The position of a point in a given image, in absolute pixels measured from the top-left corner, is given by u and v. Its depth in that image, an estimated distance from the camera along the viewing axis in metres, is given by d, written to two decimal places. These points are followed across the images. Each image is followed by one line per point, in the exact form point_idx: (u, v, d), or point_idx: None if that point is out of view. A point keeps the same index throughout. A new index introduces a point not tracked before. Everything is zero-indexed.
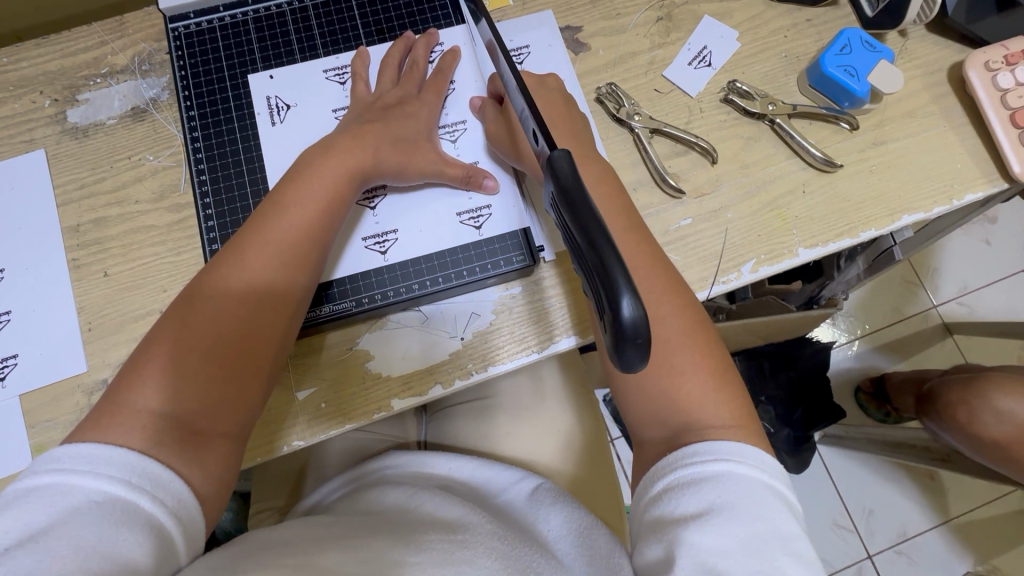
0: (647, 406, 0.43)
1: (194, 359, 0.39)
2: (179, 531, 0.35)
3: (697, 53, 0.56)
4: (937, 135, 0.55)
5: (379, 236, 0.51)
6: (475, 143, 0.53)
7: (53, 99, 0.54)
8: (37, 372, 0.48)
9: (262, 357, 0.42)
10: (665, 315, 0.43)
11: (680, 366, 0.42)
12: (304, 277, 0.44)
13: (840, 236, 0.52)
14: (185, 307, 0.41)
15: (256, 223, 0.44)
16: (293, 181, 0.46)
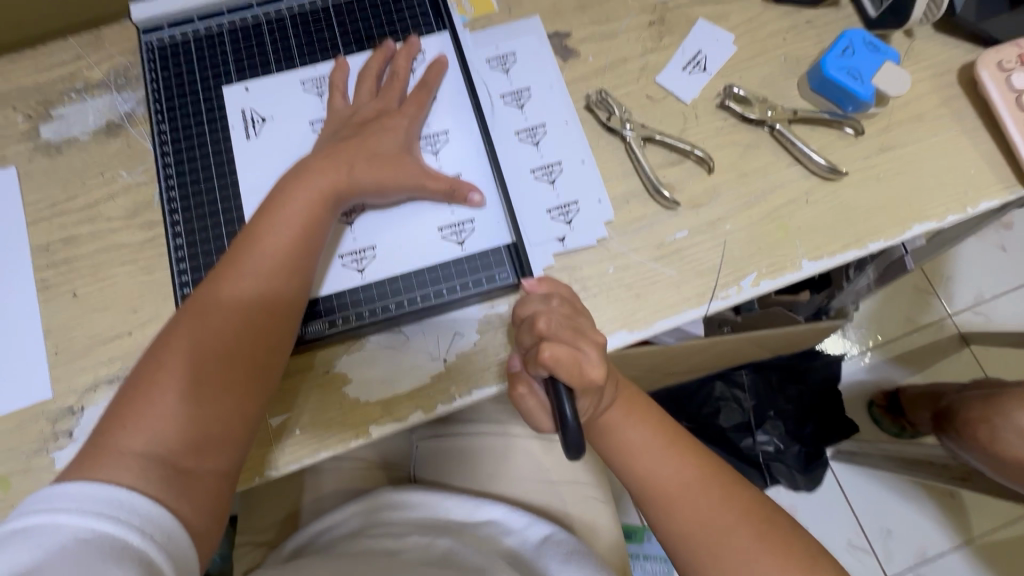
0: (711, 572, 0.41)
1: (181, 394, 0.38)
2: (168, 567, 0.33)
3: (692, 58, 0.54)
4: (948, 139, 0.52)
5: (356, 255, 0.48)
6: (459, 157, 0.51)
7: (27, 115, 0.53)
8: (2, 398, 0.46)
9: (254, 379, 0.41)
10: (692, 484, 0.43)
11: (738, 537, 0.41)
12: (289, 301, 0.43)
13: (846, 247, 0.49)
14: (174, 334, 0.40)
15: (238, 250, 0.43)
16: (274, 203, 0.44)
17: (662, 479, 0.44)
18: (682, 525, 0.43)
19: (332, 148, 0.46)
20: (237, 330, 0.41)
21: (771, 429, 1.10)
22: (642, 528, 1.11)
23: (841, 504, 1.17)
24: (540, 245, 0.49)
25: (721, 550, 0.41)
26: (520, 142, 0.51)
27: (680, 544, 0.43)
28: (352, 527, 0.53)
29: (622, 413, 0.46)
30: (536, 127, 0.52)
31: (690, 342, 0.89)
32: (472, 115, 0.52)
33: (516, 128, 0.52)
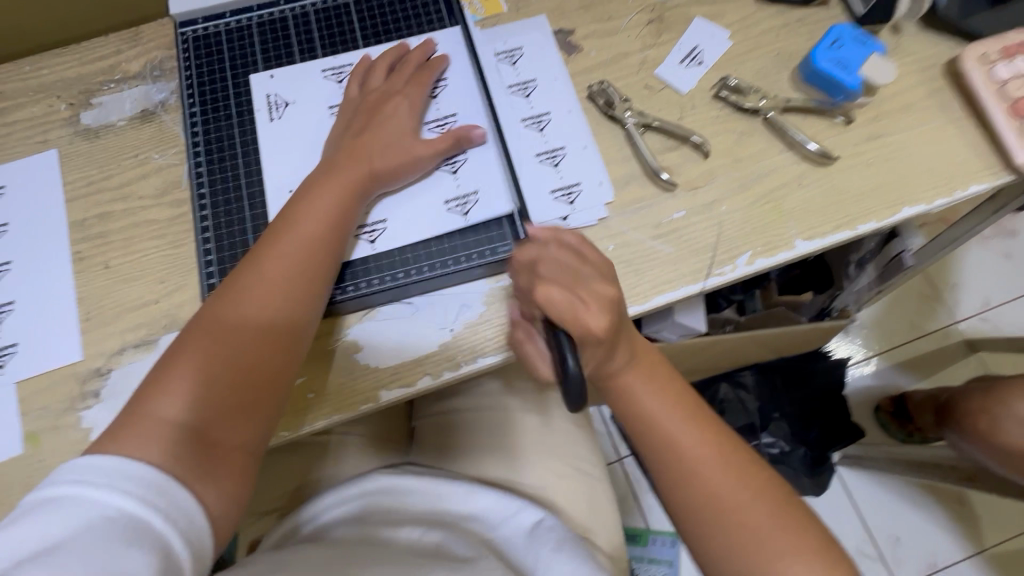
0: (737, 556, 0.41)
1: (214, 378, 0.41)
2: (188, 553, 0.34)
3: (688, 52, 0.57)
4: (936, 127, 0.54)
5: (366, 231, 0.51)
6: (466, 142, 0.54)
7: (69, 103, 0.57)
8: (35, 360, 0.49)
9: (275, 361, 0.43)
10: (705, 458, 0.43)
11: (754, 518, 0.41)
12: (316, 296, 0.45)
13: (838, 228, 0.51)
14: (204, 319, 0.43)
15: (269, 243, 0.45)
16: (303, 200, 0.47)
17: (675, 451, 0.44)
18: (697, 503, 0.43)
19: (352, 146, 0.49)
20: (260, 315, 0.43)
21: (776, 431, 1.10)
22: (647, 531, 1.11)
23: (849, 511, 1.16)
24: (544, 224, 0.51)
25: (740, 530, 0.41)
26: (525, 129, 0.54)
27: (693, 522, 0.43)
28: (354, 508, 0.55)
29: (634, 378, 0.46)
30: (541, 116, 0.55)
31: (693, 338, 0.90)
32: (480, 106, 0.55)
33: (521, 116, 0.55)
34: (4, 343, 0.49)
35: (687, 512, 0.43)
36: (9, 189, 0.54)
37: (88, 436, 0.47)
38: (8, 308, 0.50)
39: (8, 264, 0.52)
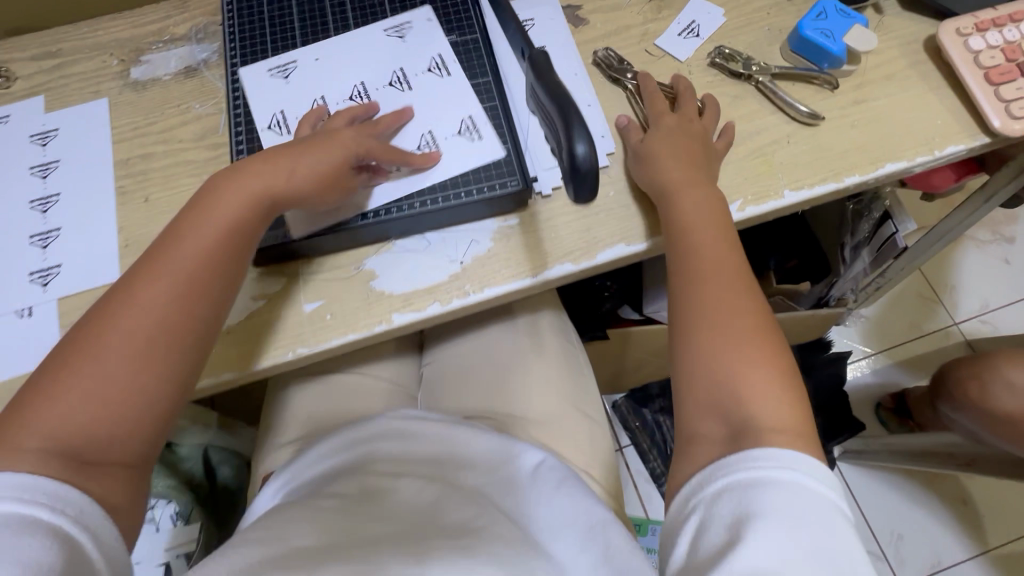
0: (719, 385, 0.44)
1: (41, 390, 0.40)
2: (89, 542, 0.38)
3: (686, 26, 0.62)
4: (916, 94, 0.58)
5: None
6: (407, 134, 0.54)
7: (121, 59, 0.63)
8: (76, 280, 0.53)
9: (178, 382, 0.43)
10: (726, 287, 0.47)
11: (744, 342, 0.45)
12: (204, 305, 0.44)
13: (824, 181, 0.55)
14: (84, 339, 0.42)
15: (150, 257, 0.45)
16: (198, 207, 0.46)
17: (707, 262, 0.48)
18: (704, 312, 0.47)
19: (257, 169, 0.48)
20: (161, 331, 0.43)
21: None
22: (647, 520, 1.12)
23: (850, 506, 1.15)
24: (549, 170, 0.55)
25: (733, 354, 0.44)
26: (457, 136, 0.54)
27: (698, 343, 0.46)
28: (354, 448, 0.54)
29: (692, 194, 0.51)
30: (469, 121, 0.54)
31: None
32: (435, 98, 0.55)
33: (450, 129, 0.54)
34: (49, 264, 0.54)
35: (697, 317, 0.47)
36: (62, 131, 0.59)
37: None
38: (54, 234, 0.55)
39: (57, 196, 0.56)
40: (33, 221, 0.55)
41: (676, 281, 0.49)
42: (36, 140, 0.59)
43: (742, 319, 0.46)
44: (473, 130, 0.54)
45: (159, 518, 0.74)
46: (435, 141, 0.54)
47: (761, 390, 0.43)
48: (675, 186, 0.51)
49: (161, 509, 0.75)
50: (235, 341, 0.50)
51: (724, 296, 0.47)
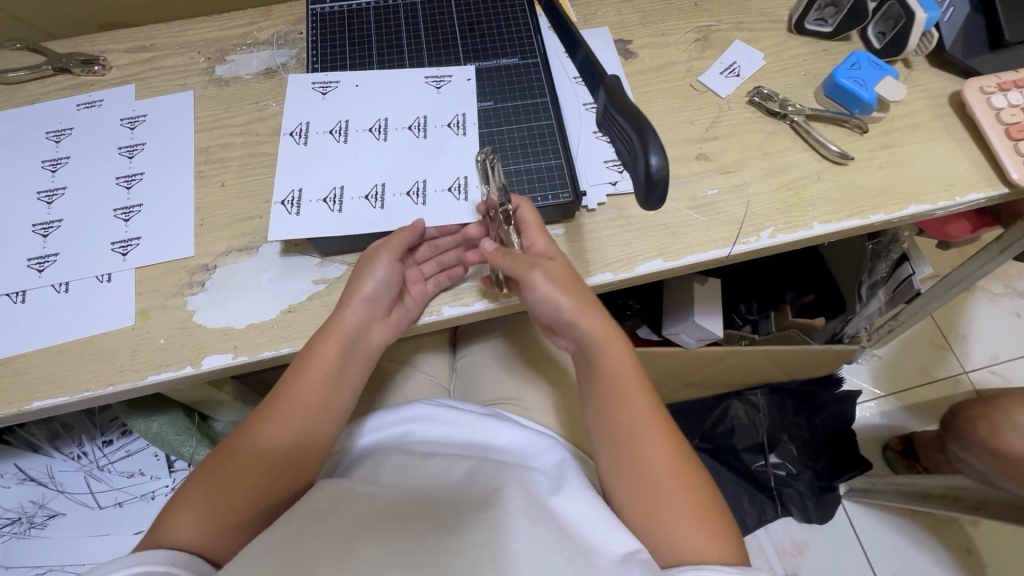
0: (653, 520, 0.48)
1: (199, 490, 0.47)
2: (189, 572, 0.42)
3: (728, 66, 0.67)
4: (939, 144, 0.62)
5: (329, 196, 0.56)
6: (406, 174, 0.57)
7: (207, 57, 0.68)
8: (154, 252, 0.57)
9: (302, 468, 0.50)
10: (657, 443, 0.50)
11: (680, 499, 0.48)
12: (325, 423, 0.52)
13: (852, 216, 0.59)
14: (209, 470, 0.48)
15: (281, 391, 0.51)
16: (312, 350, 0.51)
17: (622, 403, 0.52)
18: (639, 473, 0.49)
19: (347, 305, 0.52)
20: (285, 461, 0.49)
21: (783, 453, 1.11)
22: None
23: (854, 547, 1.14)
24: (596, 185, 0.60)
25: (657, 488, 0.49)
26: (446, 192, 0.56)
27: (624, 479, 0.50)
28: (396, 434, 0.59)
29: (614, 349, 0.53)
30: (462, 182, 0.57)
31: (710, 345, 0.95)
32: (451, 143, 0.58)
33: (442, 184, 0.57)
34: (130, 236, 0.58)
35: (631, 478, 0.50)
36: (149, 117, 0.64)
37: (192, 316, 0.55)
38: (137, 209, 0.59)
39: (141, 175, 0.61)
40: (118, 196, 0.60)
41: (610, 442, 0.51)
42: (126, 124, 0.64)
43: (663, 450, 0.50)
44: (529, 142, 0.59)
45: None
46: (423, 192, 0.56)
47: (700, 545, 0.46)
48: (603, 340, 0.53)
49: None
50: (299, 319, 0.55)
51: (655, 453, 0.50)
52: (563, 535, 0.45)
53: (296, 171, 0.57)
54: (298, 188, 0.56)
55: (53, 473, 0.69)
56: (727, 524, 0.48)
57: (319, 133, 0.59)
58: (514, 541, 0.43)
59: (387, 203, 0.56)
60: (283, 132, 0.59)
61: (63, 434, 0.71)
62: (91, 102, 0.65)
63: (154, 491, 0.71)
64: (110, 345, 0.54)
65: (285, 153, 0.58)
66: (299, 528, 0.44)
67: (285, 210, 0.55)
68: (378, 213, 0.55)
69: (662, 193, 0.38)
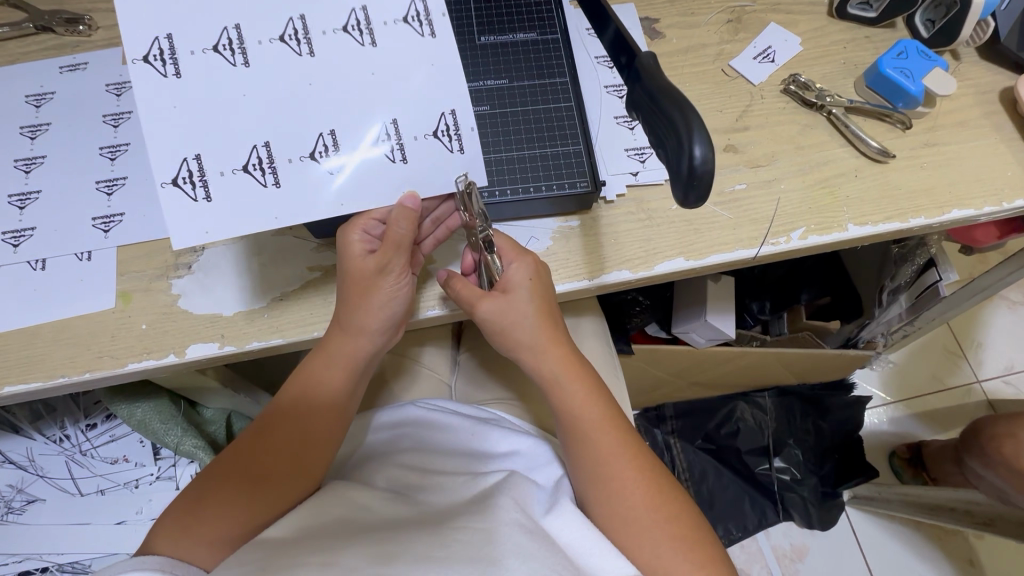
0: (637, 548, 0.46)
1: (194, 495, 0.46)
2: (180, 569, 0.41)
3: (762, 51, 0.62)
4: (988, 144, 0.58)
5: (255, 165, 0.41)
6: (365, 117, 0.43)
7: None
8: (138, 230, 0.53)
9: (295, 475, 0.48)
10: (628, 475, 0.48)
11: (660, 529, 0.46)
12: (322, 430, 0.49)
13: (890, 219, 0.55)
14: (209, 477, 0.47)
15: (286, 397, 0.50)
16: (316, 355, 0.50)
17: (591, 434, 0.49)
18: (614, 509, 0.47)
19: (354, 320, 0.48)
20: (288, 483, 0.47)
21: (788, 457, 1.06)
22: None
23: (856, 554, 1.09)
24: (616, 175, 0.56)
25: (639, 518, 0.47)
26: (430, 138, 0.44)
27: (603, 509, 0.48)
28: (389, 438, 0.57)
29: (571, 386, 0.50)
30: (448, 119, 0.44)
31: (720, 345, 0.91)
32: (421, 64, 0.43)
33: (422, 129, 0.44)
34: (112, 211, 0.54)
35: (606, 513, 0.47)
36: None
37: (177, 301, 0.51)
38: (120, 182, 0.55)
39: (126, 146, 0.57)
40: (101, 168, 0.56)
41: (581, 477, 0.49)
42: (111, 90, 0.59)
43: (637, 480, 0.48)
44: (546, 128, 0.54)
45: (179, 478, 0.67)
46: (397, 141, 0.43)
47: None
48: (562, 378, 0.50)
49: (183, 470, 0.68)
50: (291, 308, 0.51)
51: (626, 486, 0.48)
52: (559, 552, 0.42)
53: (186, 129, 0.40)
54: (199, 155, 0.40)
55: (32, 456, 0.67)
56: (713, 549, 0.47)
57: (190, 54, 0.40)
58: (506, 552, 0.40)
59: (348, 163, 0.43)
60: (133, 59, 0.39)
61: (46, 416, 0.67)
62: (75, 64, 0.60)
63: (139, 479, 0.68)
64: (88, 328, 0.50)
65: (146, 90, 0.39)
66: (284, 539, 0.42)
67: (186, 192, 0.40)
68: (335, 178, 0.43)
69: (704, 189, 0.35)
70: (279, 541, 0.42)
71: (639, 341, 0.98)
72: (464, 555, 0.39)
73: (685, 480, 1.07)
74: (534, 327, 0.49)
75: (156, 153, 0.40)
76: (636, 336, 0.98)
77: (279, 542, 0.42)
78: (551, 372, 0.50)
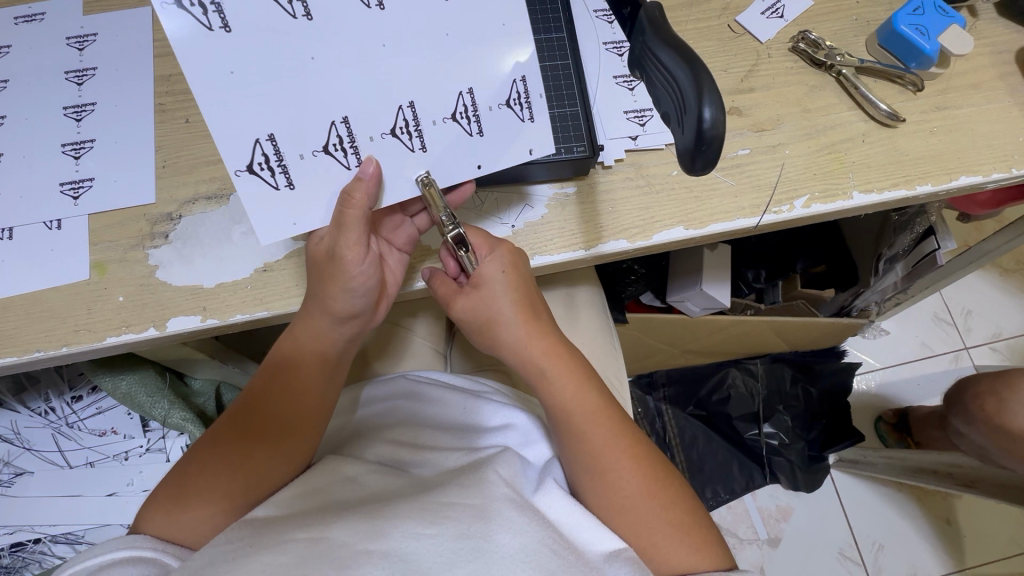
0: (634, 536, 0.46)
1: (176, 480, 0.46)
2: (166, 549, 0.43)
3: (771, 5, 0.58)
4: (1001, 107, 0.55)
5: (334, 146, 0.40)
6: (441, 90, 0.41)
7: None
8: (110, 197, 0.51)
9: (273, 457, 0.47)
10: (626, 466, 0.48)
11: (657, 519, 0.47)
12: (299, 407, 0.48)
13: (895, 186, 0.53)
14: (190, 463, 0.47)
15: (264, 381, 0.49)
16: (292, 334, 0.48)
17: (589, 424, 0.48)
18: (613, 500, 0.47)
19: (323, 311, 0.46)
20: (269, 469, 0.46)
21: (777, 423, 1.06)
22: None
23: (838, 514, 1.13)
24: (614, 139, 0.53)
25: (635, 509, 0.47)
26: (504, 109, 0.42)
27: (598, 500, 0.47)
28: (381, 410, 0.57)
29: (566, 379, 0.48)
30: (519, 87, 0.42)
31: (715, 314, 0.90)
32: (493, 30, 0.41)
33: (495, 99, 0.42)
34: (81, 177, 0.51)
35: (601, 502, 0.47)
36: (101, 37, 0.55)
37: (155, 272, 0.49)
38: (88, 145, 0.52)
39: (92, 106, 0.53)
40: (66, 130, 0.52)
41: (578, 470, 0.48)
42: (72, 44, 0.55)
43: (636, 471, 0.48)
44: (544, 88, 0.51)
45: (169, 450, 0.67)
46: (474, 112, 0.42)
47: (684, 561, 0.46)
48: (554, 374, 0.48)
49: (173, 443, 0.67)
50: (276, 279, 0.49)
51: (622, 476, 0.47)
52: (549, 526, 0.42)
53: (245, 104, 0.38)
54: (271, 135, 0.39)
55: (18, 429, 0.66)
56: (711, 536, 0.48)
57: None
58: (497, 526, 0.40)
59: (430, 138, 0.42)
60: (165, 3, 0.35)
61: (29, 387, 0.67)
62: (31, 14, 0.55)
63: (128, 451, 0.67)
64: (61, 301, 0.48)
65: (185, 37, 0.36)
66: (271, 518, 0.41)
67: (264, 179, 0.40)
68: (420, 155, 0.42)
69: (711, 155, 0.33)
70: (266, 519, 0.41)
71: (633, 309, 0.97)
72: (449, 531, 0.38)
73: (676, 446, 1.09)
74: (519, 319, 0.48)
75: (227, 140, 0.38)
76: (630, 305, 0.97)
77: (268, 520, 0.41)
78: (545, 367, 0.48)
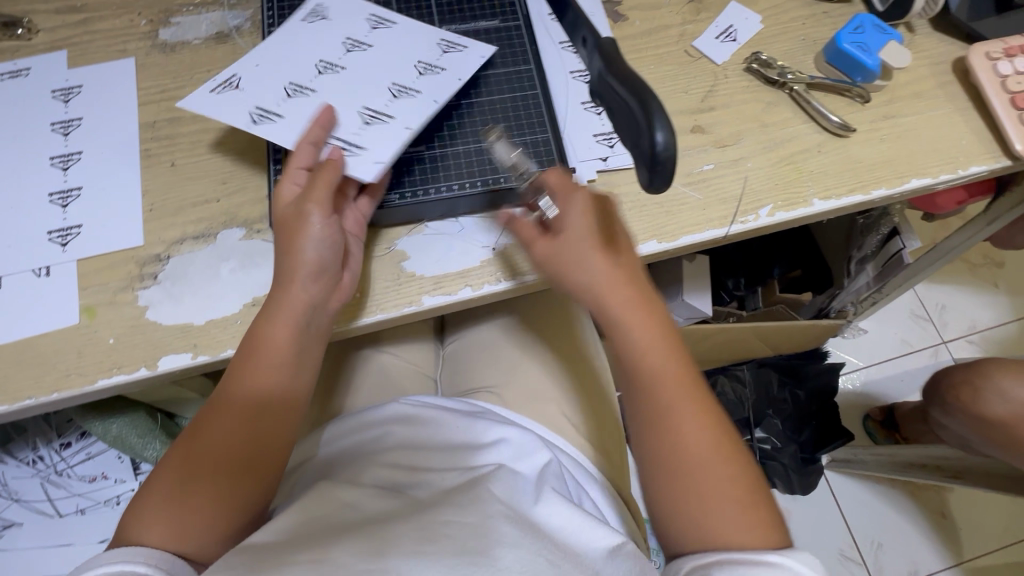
0: (694, 501, 0.43)
1: (165, 478, 0.44)
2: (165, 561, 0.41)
3: (724, 30, 0.62)
4: (943, 114, 0.59)
5: (345, 147, 0.49)
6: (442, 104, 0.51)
7: (149, 19, 0.60)
8: (97, 242, 0.52)
9: (264, 441, 0.46)
10: (696, 426, 0.45)
11: (727, 486, 0.43)
12: (287, 386, 0.47)
13: (852, 192, 0.56)
14: (181, 453, 0.45)
15: (245, 353, 0.46)
16: (272, 306, 0.47)
17: (652, 373, 0.46)
18: (676, 456, 0.44)
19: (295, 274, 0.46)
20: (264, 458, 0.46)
21: (768, 427, 1.08)
22: None
23: (835, 514, 1.14)
24: (585, 162, 0.56)
25: (699, 468, 0.44)
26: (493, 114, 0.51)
27: (657, 455, 0.45)
28: (375, 433, 0.57)
29: (647, 324, 0.47)
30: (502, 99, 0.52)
31: (698, 323, 0.92)
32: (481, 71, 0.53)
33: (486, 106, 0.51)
34: (69, 224, 0.52)
35: (661, 457, 0.45)
36: (85, 89, 0.57)
37: (145, 313, 0.50)
38: (75, 193, 0.53)
39: (79, 155, 0.55)
40: (53, 179, 0.54)
41: (643, 422, 0.46)
42: (58, 96, 0.56)
43: (706, 432, 0.45)
44: (514, 119, 0.55)
45: None
46: None
47: (742, 536, 0.42)
48: (630, 317, 0.46)
49: None
50: None
51: (690, 432, 0.45)
52: (547, 539, 0.43)
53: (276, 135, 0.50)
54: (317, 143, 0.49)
55: (6, 480, 0.66)
56: (777, 523, 0.44)
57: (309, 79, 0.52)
58: (495, 542, 0.40)
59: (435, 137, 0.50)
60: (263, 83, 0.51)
61: (17, 437, 0.66)
62: (17, 71, 0.57)
63: (119, 496, 0.67)
64: (50, 347, 0.48)
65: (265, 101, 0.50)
66: (269, 544, 0.41)
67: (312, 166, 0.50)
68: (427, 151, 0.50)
69: (668, 174, 0.36)
70: (265, 545, 0.41)
71: None
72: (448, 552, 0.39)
73: None
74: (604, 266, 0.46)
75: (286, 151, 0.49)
76: None
77: (264, 547, 0.41)
78: (609, 305, 0.46)
